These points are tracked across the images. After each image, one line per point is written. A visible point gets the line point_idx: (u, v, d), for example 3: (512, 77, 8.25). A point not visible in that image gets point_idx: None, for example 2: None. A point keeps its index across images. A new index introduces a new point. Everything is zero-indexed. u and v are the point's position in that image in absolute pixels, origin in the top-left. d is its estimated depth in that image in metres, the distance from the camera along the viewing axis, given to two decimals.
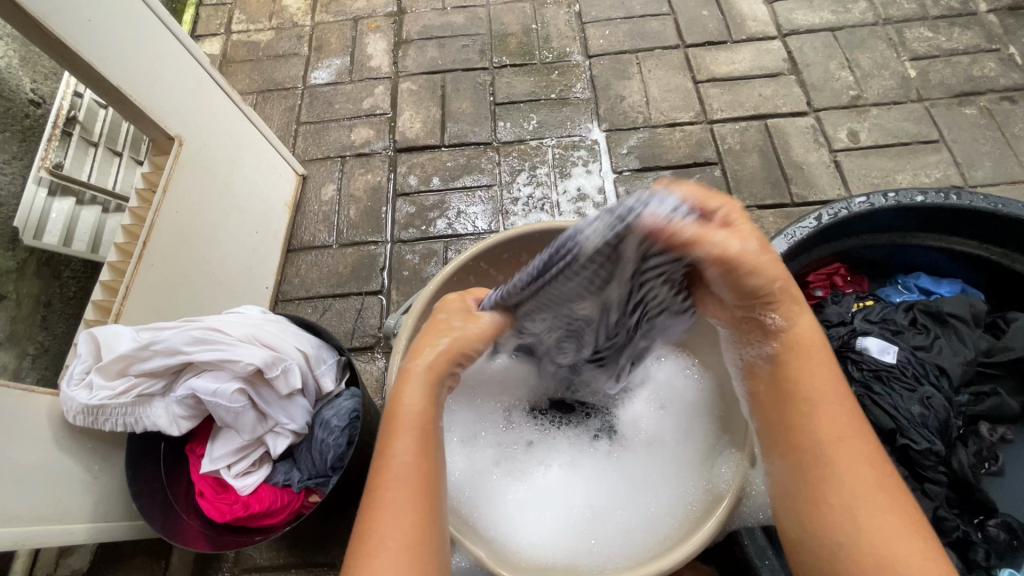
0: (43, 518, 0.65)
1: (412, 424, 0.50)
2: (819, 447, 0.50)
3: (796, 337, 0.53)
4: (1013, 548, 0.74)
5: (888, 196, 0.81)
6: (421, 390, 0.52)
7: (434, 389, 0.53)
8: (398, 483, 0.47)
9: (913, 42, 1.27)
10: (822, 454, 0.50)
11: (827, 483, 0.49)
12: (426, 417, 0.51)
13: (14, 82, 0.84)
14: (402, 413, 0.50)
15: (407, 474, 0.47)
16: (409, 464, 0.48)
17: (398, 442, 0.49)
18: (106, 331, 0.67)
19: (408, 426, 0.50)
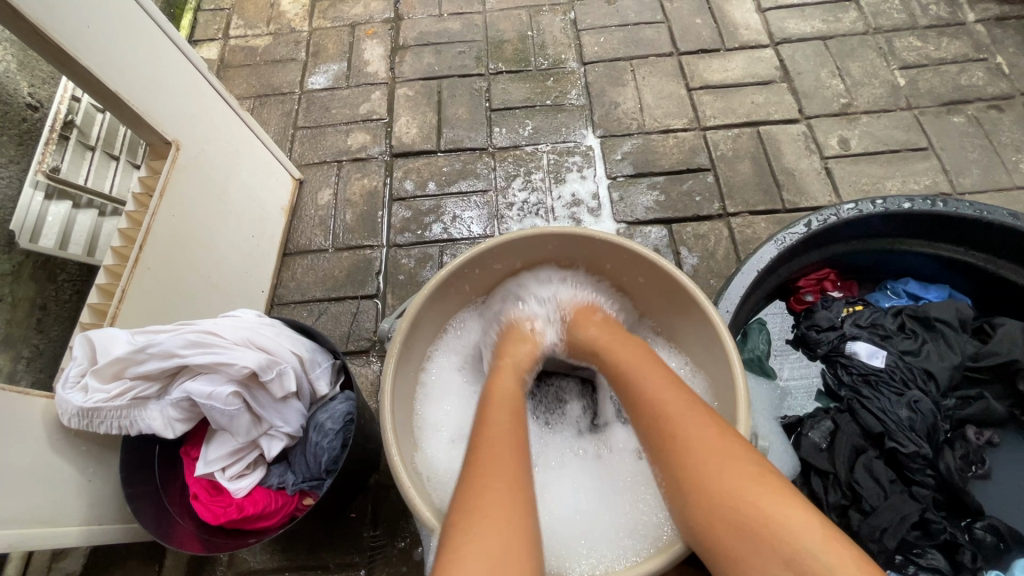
0: (35, 520, 0.65)
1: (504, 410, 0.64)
2: (669, 435, 0.58)
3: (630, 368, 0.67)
4: (998, 550, 0.75)
5: (876, 203, 0.82)
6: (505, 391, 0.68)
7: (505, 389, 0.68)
8: (509, 447, 0.59)
9: (903, 51, 1.29)
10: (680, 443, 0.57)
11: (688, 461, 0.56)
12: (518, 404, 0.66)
13: (12, 86, 0.89)
14: (500, 392, 0.67)
15: (513, 442, 0.60)
16: (510, 434, 0.61)
17: (498, 413, 0.63)
18: (102, 334, 0.68)
19: (507, 406, 0.65)
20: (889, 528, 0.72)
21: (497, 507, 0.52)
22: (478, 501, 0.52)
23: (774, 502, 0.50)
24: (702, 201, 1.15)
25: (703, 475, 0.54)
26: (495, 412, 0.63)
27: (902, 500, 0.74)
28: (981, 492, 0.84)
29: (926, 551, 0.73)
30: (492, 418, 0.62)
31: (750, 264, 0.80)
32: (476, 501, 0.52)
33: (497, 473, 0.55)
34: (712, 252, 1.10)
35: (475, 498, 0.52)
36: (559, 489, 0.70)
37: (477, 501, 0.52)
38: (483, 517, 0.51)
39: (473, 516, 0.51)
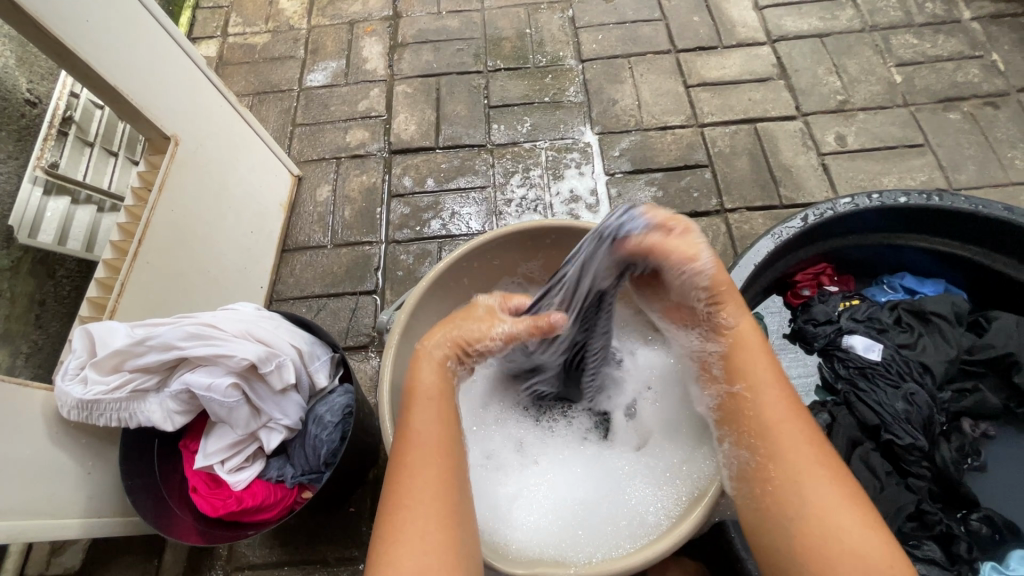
0: (34, 512, 0.65)
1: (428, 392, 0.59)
2: (775, 447, 0.55)
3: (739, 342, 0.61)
4: (995, 542, 0.75)
5: (872, 197, 0.83)
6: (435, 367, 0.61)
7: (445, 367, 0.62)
8: (430, 454, 0.55)
9: (899, 48, 1.30)
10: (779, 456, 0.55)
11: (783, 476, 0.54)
12: (442, 398, 0.59)
13: (11, 82, 0.86)
14: (422, 386, 0.59)
15: (435, 446, 0.56)
16: (432, 437, 0.56)
17: (420, 413, 0.58)
18: (101, 327, 0.68)
19: (432, 401, 0.59)
20: (885, 519, 0.72)
21: (415, 531, 0.51)
22: (393, 524, 0.51)
23: (862, 532, 0.50)
24: (700, 197, 1.15)
25: (794, 493, 0.53)
26: (418, 411, 0.58)
27: (898, 491, 0.74)
28: (977, 483, 0.84)
29: (921, 542, 0.73)
30: (413, 416, 0.58)
31: (747, 258, 0.80)
32: (393, 525, 0.51)
33: (413, 491, 0.53)
34: (710, 248, 1.10)
35: (391, 521, 0.52)
36: (560, 479, 0.70)
37: (393, 524, 0.51)
38: (396, 545, 0.50)
39: (388, 543, 0.50)
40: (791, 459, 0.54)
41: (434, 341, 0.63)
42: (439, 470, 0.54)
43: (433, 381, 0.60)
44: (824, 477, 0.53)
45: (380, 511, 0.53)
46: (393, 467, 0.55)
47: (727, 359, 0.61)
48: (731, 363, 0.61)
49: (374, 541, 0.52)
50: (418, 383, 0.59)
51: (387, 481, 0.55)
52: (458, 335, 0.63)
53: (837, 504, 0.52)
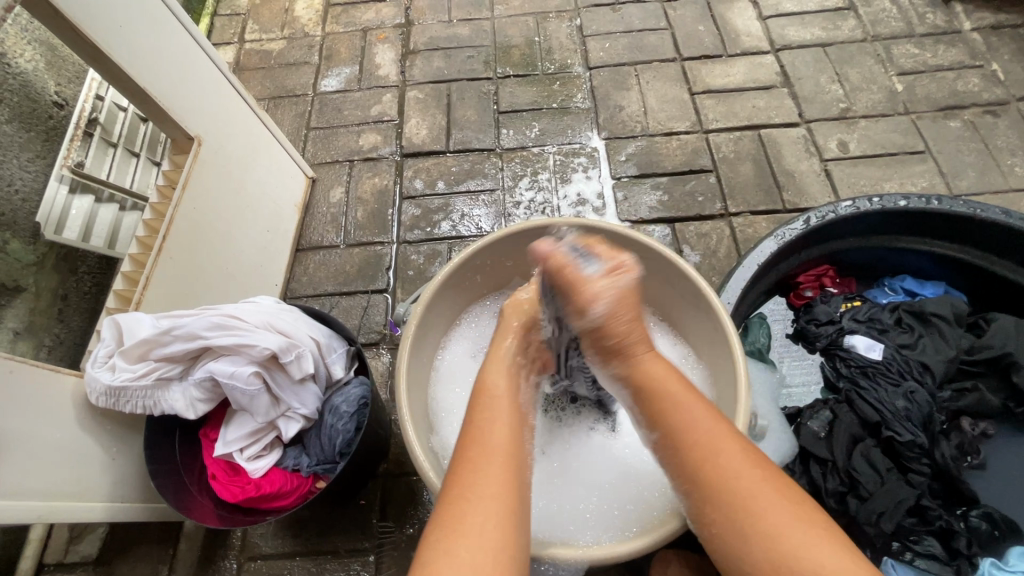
0: (62, 494, 0.68)
1: (498, 398, 0.59)
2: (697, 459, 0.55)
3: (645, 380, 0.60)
4: (994, 537, 0.77)
5: (873, 201, 0.85)
6: (504, 371, 0.62)
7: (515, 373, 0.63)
8: (497, 449, 0.54)
9: (900, 58, 1.33)
10: (716, 481, 0.53)
11: (721, 499, 0.52)
12: (513, 398, 0.60)
13: (39, 84, 0.91)
14: (491, 386, 0.60)
15: (502, 442, 0.55)
16: (502, 436, 0.55)
17: (489, 411, 0.58)
18: (129, 317, 0.71)
19: (501, 401, 0.59)
20: (886, 513, 0.74)
21: (478, 521, 0.49)
22: (453, 515, 0.49)
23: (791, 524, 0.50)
24: (704, 202, 1.18)
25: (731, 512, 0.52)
26: (486, 410, 0.58)
27: (899, 485, 0.75)
28: (977, 482, 0.86)
29: (921, 538, 0.75)
30: (482, 415, 0.57)
31: (751, 258, 0.83)
32: (453, 515, 0.49)
33: (479, 484, 0.51)
34: (714, 250, 1.13)
35: (449, 511, 0.49)
36: (568, 470, 0.73)
37: (455, 514, 0.49)
38: (459, 536, 0.48)
39: (448, 532, 0.48)
40: (732, 481, 0.52)
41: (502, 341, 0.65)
42: (506, 466, 0.53)
43: (503, 384, 0.61)
44: (771, 498, 0.51)
45: (439, 500, 0.51)
46: (458, 460, 0.54)
47: (644, 389, 0.60)
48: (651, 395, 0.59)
49: (430, 528, 0.49)
50: (486, 382, 0.61)
51: (450, 472, 0.53)
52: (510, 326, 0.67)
53: (787, 521, 0.50)
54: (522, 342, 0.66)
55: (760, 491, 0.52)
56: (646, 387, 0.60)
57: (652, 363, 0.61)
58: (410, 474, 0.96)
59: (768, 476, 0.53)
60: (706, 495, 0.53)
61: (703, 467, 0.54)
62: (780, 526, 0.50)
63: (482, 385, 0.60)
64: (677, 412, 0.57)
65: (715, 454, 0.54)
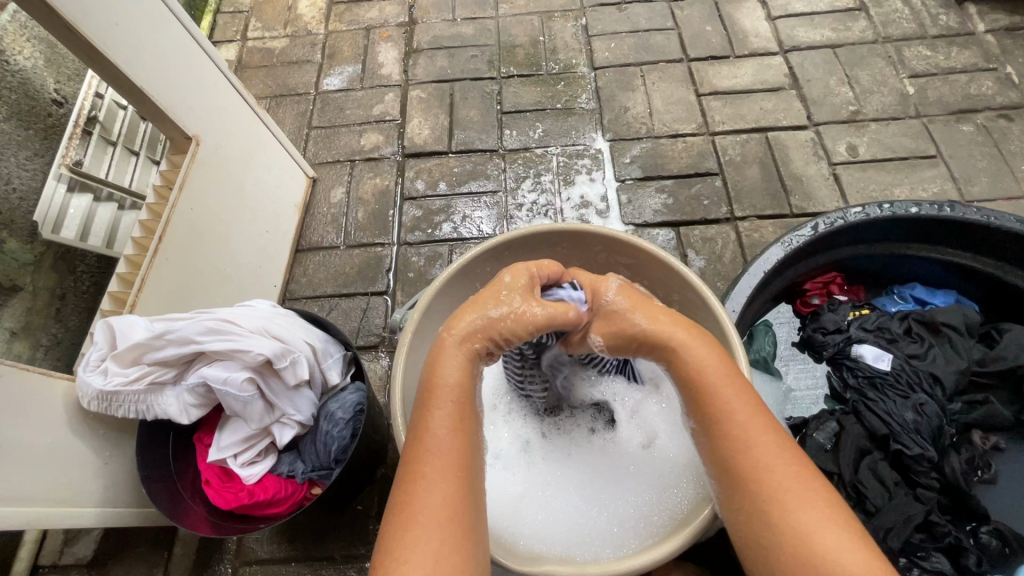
0: (54, 500, 0.67)
1: (449, 395, 0.55)
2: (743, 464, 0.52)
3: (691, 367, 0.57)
4: (1004, 555, 0.75)
5: (883, 207, 0.83)
6: (458, 362, 0.57)
7: (469, 361, 0.58)
8: (447, 463, 0.51)
9: (912, 60, 1.30)
10: (752, 470, 0.52)
11: (755, 492, 0.51)
12: (465, 395, 0.56)
13: (38, 82, 0.89)
14: (443, 386, 0.56)
15: (451, 456, 0.52)
16: (447, 447, 0.52)
17: (438, 418, 0.54)
18: (122, 320, 0.70)
19: (450, 402, 0.55)
20: (893, 529, 0.73)
21: (424, 550, 0.46)
22: (403, 542, 0.47)
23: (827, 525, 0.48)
24: (710, 205, 1.16)
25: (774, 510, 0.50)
26: (436, 411, 0.54)
27: (907, 501, 0.74)
28: (986, 497, 0.84)
29: (929, 554, 0.73)
30: (427, 422, 0.54)
31: (757, 265, 0.81)
32: (401, 538, 0.47)
33: (428, 502, 0.49)
34: (719, 255, 1.11)
35: (396, 540, 0.47)
36: (566, 483, 0.72)
37: (404, 527, 0.48)
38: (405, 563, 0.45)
39: (396, 561, 0.46)
40: (770, 474, 0.51)
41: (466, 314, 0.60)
42: (453, 482, 0.50)
43: (456, 380, 0.56)
44: (806, 498, 0.50)
45: (388, 516, 0.49)
46: (404, 479, 0.51)
47: (690, 380, 0.57)
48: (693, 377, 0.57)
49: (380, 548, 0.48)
50: (437, 378, 0.56)
51: (396, 494, 0.51)
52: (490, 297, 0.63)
53: (815, 520, 0.48)
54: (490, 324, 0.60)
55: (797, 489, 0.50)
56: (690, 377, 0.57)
57: (692, 342, 0.59)
58: None
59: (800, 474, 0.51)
60: (742, 485, 0.52)
61: (745, 456, 0.52)
62: (806, 523, 0.48)
63: (433, 383, 0.56)
64: (719, 397, 0.55)
65: (757, 441, 0.53)
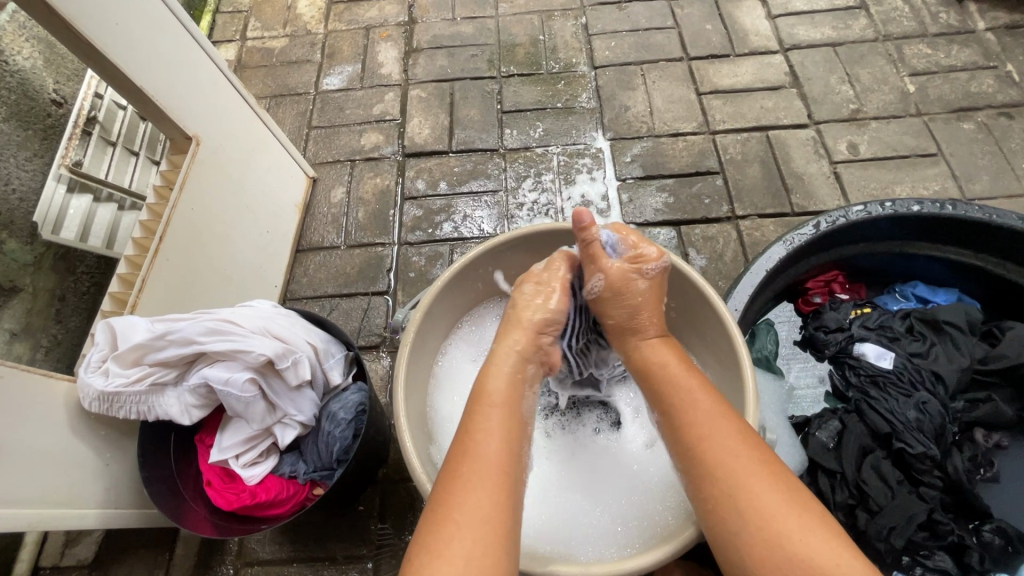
0: (56, 501, 0.66)
1: (495, 406, 0.58)
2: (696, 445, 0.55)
3: (657, 362, 0.64)
4: (1007, 553, 0.75)
5: (885, 205, 0.83)
6: (505, 377, 0.61)
7: (517, 379, 0.61)
8: (490, 465, 0.52)
9: (912, 58, 1.30)
10: (703, 453, 0.55)
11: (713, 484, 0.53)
12: (509, 408, 0.58)
13: (37, 82, 0.90)
14: (491, 391, 0.59)
15: (496, 461, 0.53)
16: (493, 453, 0.53)
17: (485, 420, 0.56)
18: (123, 321, 0.70)
19: (497, 411, 0.57)
20: (896, 528, 0.72)
21: (462, 541, 0.47)
22: (442, 535, 0.47)
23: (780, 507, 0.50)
24: (711, 204, 1.16)
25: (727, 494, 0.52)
26: (482, 417, 0.56)
27: (910, 500, 0.73)
28: (988, 495, 0.84)
29: (932, 552, 0.74)
30: (477, 425, 0.56)
31: (759, 264, 0.81)
32: (444, 526, 0.48)
33: (471, 493, 0.50)
34: (720, 254, 1.10)
35: (434, 532, 0.48)
36: (569, 481, 0.71)
37: (445, 517, 0.48)
38: (442, 559, 0.46)
39: (434, 556, 0.46)
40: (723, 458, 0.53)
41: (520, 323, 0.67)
42: (497, 486, 0.51)
43: (502, 389, 0.60)
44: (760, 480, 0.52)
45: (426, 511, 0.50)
46: (446, 474, 0.52)
47: (654, 371, 0.63)
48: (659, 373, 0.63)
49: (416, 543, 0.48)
50: (484, 388, 0.59)
51: (436, 491, 0.51)
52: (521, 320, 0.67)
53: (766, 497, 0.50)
54: (532, 343, 0.65)
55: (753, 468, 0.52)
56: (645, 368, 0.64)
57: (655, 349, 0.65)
58: (409, 480, 0.94)
59: (763, 460, 0.53)
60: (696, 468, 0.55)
61: (704, 441, 0.55)
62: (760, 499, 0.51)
63: (481, 388, 0.59)
64: (682, 391, 0.59)
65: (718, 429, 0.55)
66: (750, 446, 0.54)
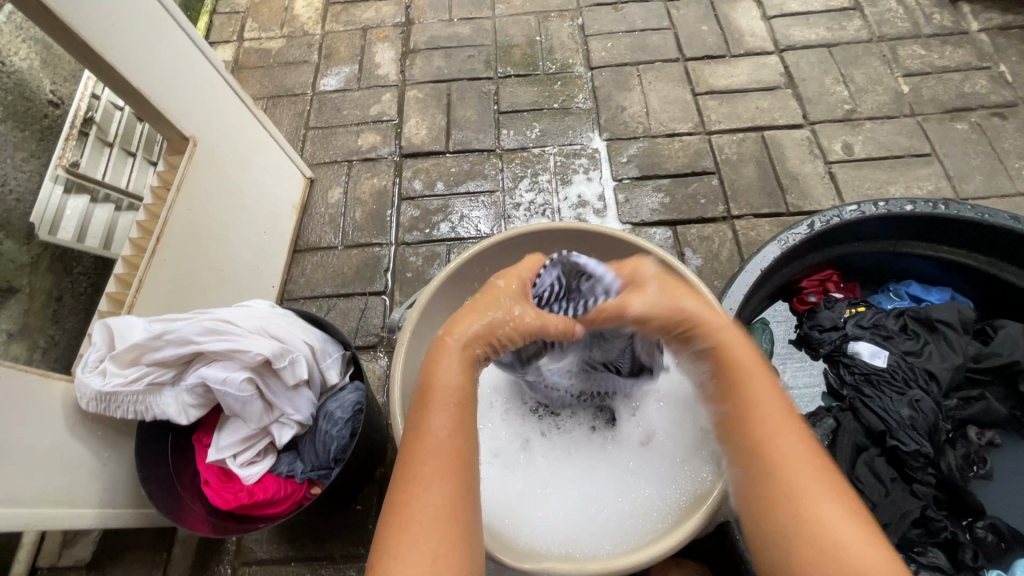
0: (52, 501, 0.66)
1: (447, 397, 0.54)
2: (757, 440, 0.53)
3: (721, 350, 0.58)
4: (1000, 549, 0.76)
5: (878, 205, 0.83)
6: (456, 365, 0.56)
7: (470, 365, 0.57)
8: (444, 463, 0.50)
9: (906, 59, 1.31)
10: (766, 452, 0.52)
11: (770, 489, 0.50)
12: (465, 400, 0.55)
13: (35, 83, 0.89)
14: (440, 386, 0.54)
15: (449, 455, 0.51)
16: (446, 443, 0.51)
17: (436, 415, 0.53)
18: (120, 321, 0.70)
19: (448, 403, 0.54)
20: (890, 524, 0.73)
21: (421, 549, 0.46)
22: (400, 541, 0.46)
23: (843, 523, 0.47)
24: (707, 204, 1.16)
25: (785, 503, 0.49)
26: (432, 412, 0.53)
27: (903, 497, 0.75)
28: (982, 492, 0.85)
29: (926, 549, 0.74)
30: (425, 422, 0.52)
31: (754, 263, 0.81)
32: (403, 534, 0.47)
33: (426, 493, 0.48)
34: (716, 254, 1.11)
35: (394, 535, 0.47)
36: (565, 480, 0.72)
37: (402, 521, 0.47)
38: (405, 560, 0.45)
39: (395, 559, 0.45)
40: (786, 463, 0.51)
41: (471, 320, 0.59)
42: (451, 480, 0.50)
43: (453, 381, 0.55)
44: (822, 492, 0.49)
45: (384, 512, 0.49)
46: (400, 477, 0.50)
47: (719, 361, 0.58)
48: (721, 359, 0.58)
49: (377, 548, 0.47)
50: (434, 382, 0.54)
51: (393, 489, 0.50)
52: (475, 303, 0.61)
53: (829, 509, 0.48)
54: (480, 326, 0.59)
55: (811, 472, 0.50)
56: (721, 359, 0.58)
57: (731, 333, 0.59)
58: None
59: (821, 465, 0.51)
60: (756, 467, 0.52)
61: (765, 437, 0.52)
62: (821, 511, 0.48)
63: (430, 386, 0.54)
64: (749, 385, 0.55)
65: (778, 434, 0.53)
66: (809, 453, 0.52)
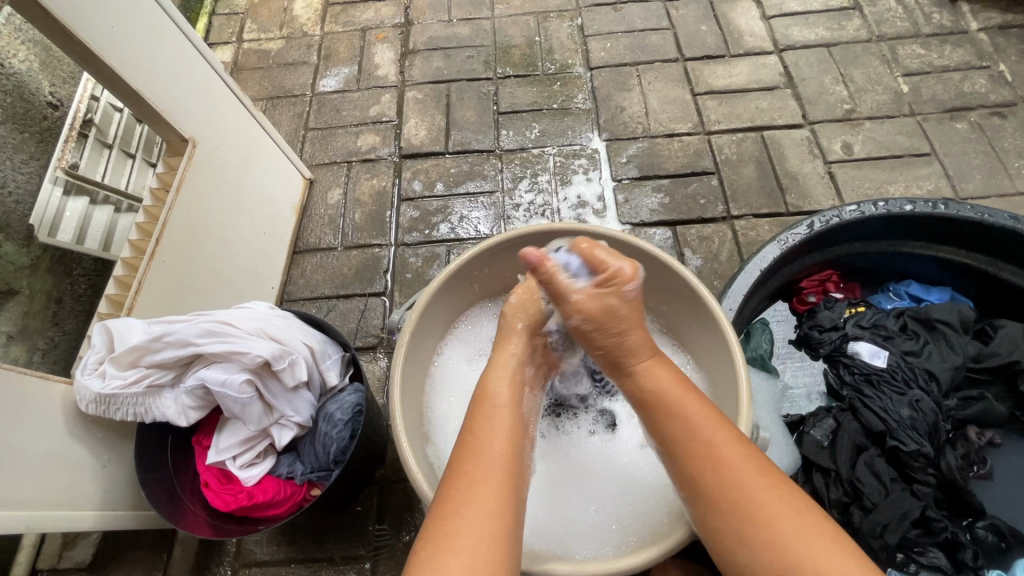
0: (52, 503, 0.66)
1: (499, 409, 0.58)
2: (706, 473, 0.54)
3: (652, 392, 0.60)
4: (1000, 549, 0.76)
5: (878, 205, 0.83)
6: (505, 378, 0.61)
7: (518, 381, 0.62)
8: (496, 465, 0.52)
9: (906, 58, 1.31)
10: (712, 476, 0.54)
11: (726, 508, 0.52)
12: (514, 410, 0.59)
13: (34, 85, 0.88)
14: (493, 394, 0.59)
15: (500, 460, 0.53)
16: (497, 450, 0.54)
17: (489, 422, 0.56)
18: (119, 324, 0.70)
19: (501, 413, 0.57)
20: (891, 524, 0.73)
21: (469, 542, 0.47)
22: (447, 532, 0.48)
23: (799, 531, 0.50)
24: (706, 205, 1.16)
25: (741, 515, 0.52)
26: (486, 419, 0.57)
27: (904, 497, 0.74)
28: (982, 492, 0.85)
29: (926, 549, 0.74)
30: (481, 427, 0.56)
31: (753, 264, 0.81)
32: (447, 529, 0.48)
33: (474, 494, 0.50)
34: (716, 254, 1.11)
35: (441, 525, 0.48)
36: (564, 480, 0.71)
37: (449, 517, 0.49)
38: (449, 553, 0.46)
39: (437, 551, 0.47)
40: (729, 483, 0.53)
41: (508, 343, 0.65)
42: (502, 485, 0.51)
43: (504, 393, 0.60)
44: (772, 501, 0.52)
45: (433, 509, 0.50)
46: (452, 475, 0.52)
47: (650, 398, 0.60)
48: (656, 400, 0.60)
49: (421, 543, 0.48)
50: (488, 392, 0.59)
51: (441, 489, 0.51)
52: (514, 329, 0.66)
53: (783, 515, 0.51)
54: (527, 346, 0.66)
55: (760, 483, 0.53)
56: (650, 394, 0.60)
57: (658, 372, 0.61)
58: (406, 481, 0.95)
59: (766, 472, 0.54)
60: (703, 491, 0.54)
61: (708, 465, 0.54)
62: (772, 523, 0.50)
63: (484, 395, 0.59)
64: (676, 417, 0.58)
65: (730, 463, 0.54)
66: (762, 473, 0.53)
